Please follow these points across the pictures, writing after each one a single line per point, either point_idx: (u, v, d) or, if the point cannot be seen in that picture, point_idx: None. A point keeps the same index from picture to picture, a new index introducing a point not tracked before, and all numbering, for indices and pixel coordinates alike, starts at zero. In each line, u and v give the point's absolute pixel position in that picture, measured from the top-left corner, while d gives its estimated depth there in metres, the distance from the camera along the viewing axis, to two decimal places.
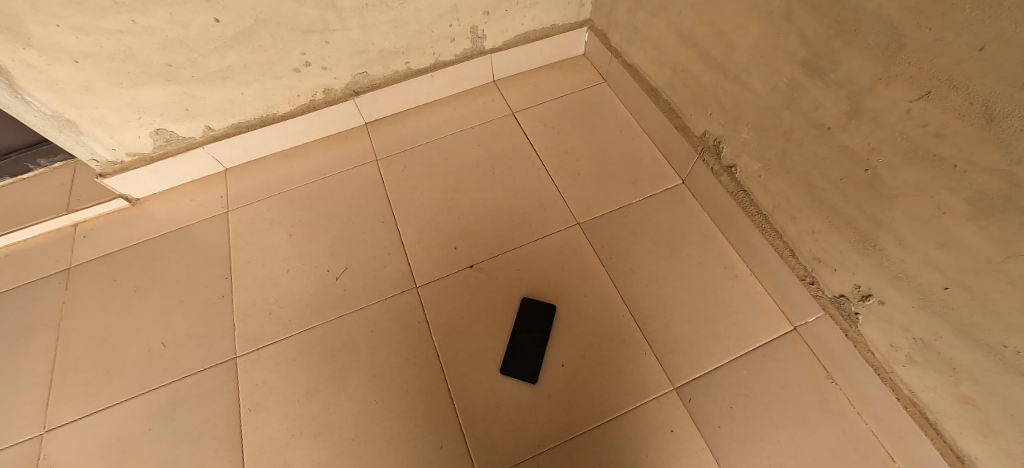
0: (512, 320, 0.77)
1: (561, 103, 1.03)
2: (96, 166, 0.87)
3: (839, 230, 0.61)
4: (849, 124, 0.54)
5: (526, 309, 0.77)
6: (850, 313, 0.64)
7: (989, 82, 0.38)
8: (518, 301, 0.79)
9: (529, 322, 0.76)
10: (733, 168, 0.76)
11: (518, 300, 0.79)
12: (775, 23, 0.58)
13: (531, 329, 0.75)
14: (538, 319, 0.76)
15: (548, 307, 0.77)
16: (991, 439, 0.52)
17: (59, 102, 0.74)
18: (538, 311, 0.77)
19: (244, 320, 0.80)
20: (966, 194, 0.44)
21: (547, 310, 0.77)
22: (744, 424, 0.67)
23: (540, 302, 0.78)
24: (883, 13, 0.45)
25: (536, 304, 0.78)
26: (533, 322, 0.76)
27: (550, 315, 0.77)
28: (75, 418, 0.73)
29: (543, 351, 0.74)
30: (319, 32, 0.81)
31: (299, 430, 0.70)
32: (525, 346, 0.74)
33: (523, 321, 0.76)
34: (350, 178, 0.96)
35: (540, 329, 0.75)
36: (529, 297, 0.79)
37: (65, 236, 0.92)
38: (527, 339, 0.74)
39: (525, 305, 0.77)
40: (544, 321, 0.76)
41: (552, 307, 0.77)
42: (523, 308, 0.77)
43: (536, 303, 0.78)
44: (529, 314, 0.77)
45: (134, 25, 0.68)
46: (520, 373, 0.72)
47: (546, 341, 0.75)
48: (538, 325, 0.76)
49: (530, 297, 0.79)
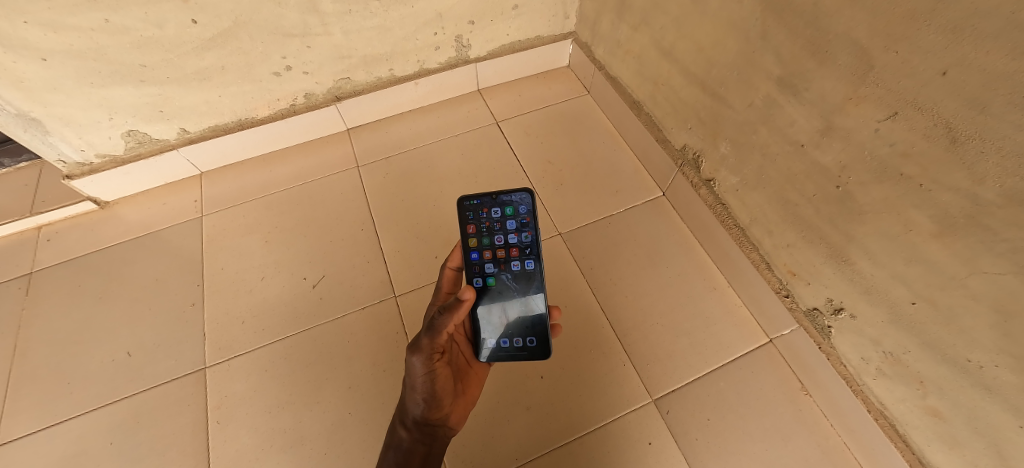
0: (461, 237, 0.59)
1: (545, 113, 1.03)
2: (63, 166, 0.84)
3: (812, 245, 0.62)
4: (821, 141, 0.55)
5: (482, 226, 0.59)
6: (823, 326, 0.65)
7: (953, 105, 0.40)
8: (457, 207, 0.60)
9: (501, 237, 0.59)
10: (712, 182, 0.78)
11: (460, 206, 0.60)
12: (751, 42, 0.60)
13: (507, 258, 0.59)
14: (510, 243, 0.59)
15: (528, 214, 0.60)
16: (956, 450, 0.53)
17: (23, 100, 0.71)
18: (511, 223, 0.59)
19: (215, 328, 0.78)
20: (931, 212, 0.45)
21: (524, 218, 0.59)
22: (721, 435, 0.67)
23: (510, 208, 0.60)
24: (853, 35, 0.47)
25: (500, 210, 0.60)
26: (506, 237, 0.59)
27: (534, 228, 0.59)
28: (31, 432, 0.69)
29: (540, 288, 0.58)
30: (299, 36, 0.80)
31: (270, 444, 0.68)
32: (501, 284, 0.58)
33: (485, 234, 0.59)
34: (329, 185, 0.94)
35: (521, 258, 0.59)
36: (490, 198, 0.60)
37: (28, 239, 0.88)
38: (504, 273, 0.58)
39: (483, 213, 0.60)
40: (529, 239, 0.59)
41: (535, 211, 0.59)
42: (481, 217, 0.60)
43: (515, 207, 0.60)
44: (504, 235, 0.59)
45: (106, 24, 0.66)
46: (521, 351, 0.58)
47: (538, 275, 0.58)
48: (515, 247, 0.59)
49: (488, 199, 0.60)
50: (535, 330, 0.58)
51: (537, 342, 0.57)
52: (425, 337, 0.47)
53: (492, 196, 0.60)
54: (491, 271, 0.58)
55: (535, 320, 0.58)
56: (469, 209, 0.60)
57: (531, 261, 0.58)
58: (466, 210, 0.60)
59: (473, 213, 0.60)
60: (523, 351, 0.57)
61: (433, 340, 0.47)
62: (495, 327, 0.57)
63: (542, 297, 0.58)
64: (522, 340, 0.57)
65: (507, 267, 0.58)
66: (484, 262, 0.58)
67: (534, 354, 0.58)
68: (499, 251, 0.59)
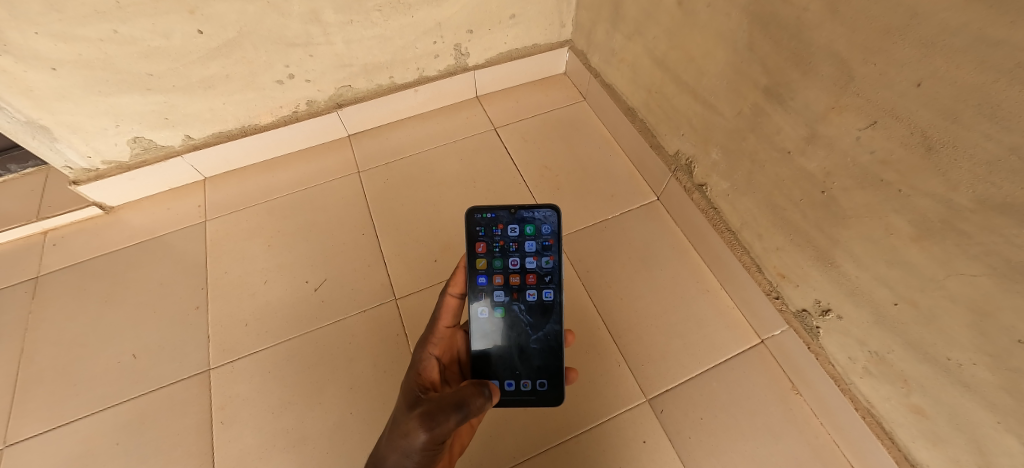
0: (471, 253, 0.58)
1: (542, 120, 1.06)
2: (69, 172, 0.86)
3: (800, 248, 0.64)
4: (807, 148, 0.57)
5: (499, 250, 0.59)
6: (812, 326, 0.67)
7: (928, 115, 0.42)
8: (470, 218, 0.59)
9: (517, 254, 0.59)
10: (704, 186, 0.80)
11: (473, 217, 0.59)
12: (739, 53, 0.62)
13: (524, 288, 0.59)
14: (527, 270, 0.59)
15: (550, 234, 0.60)
16: (939, 446, 0.55)
17: (32, 108, 0.73)
18: (531, 242, 0.59)
19: (219, 331, 0.79)
20: (909, 216, 0.47)
21: (547, 240, 0.59)
22: (714, 434, 0.69)
23: (531, 226, 0.59)
24: (834, 47, 0.49)
25: (518, 227, 0.59)
26: (524, 257, 0.59)
27: (560, 253, 0.59)
28: (37, 433, 0.71)
29: (557, 329, 0.58)
30: (302, 46, 0.82)
31: (272, 443, 0.70)
32: (514, 317, 0.58)
33: (498, 252, 0.59)
34: (330, 190, 0.96)
35: (541, 288, 0.59)
36: (509, 212, 0.59)
37: (34, 243, 0.90)
38: (519, 305, 0.58)
39: (499, 228, 0.60)
40: (552, 265, 0.59)
41: (557, 230, 0.59)
42: (496, 232, 0.60)
43: (537, 225, 0.59)
44: (518, 258, 0.59)
45: (115, 35, 0.68)
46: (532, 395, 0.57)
47: (559, 314, 0.58)
48: (534, 273, 0.59)
49: (506, 214, 0.59)
50: (548, 373, 0.58)
51: (549, 385, 0.58)
52: (451, 418, 0.43)
53: (511, 210, 0.59)
54: (501, 295, 0.58)
55: (546, 355, 0.58)
56: (483, 222, 0.59)
57: (550, 291, 0.58)
58: (480, 223, 0.59)
59: (487, 226, 0.60)
60: (531, 394, 0.57)
61: (460, 422, 0.44)
62: (507, 368, 0.57)
63: (558, 330, 0.58)
64: (531, 382, 0.57)
65: (520, 292, 0.59)
66: (494, 285, 0.58)
67: (543, 401, 0.58)
68: (513, 273, 0.59)
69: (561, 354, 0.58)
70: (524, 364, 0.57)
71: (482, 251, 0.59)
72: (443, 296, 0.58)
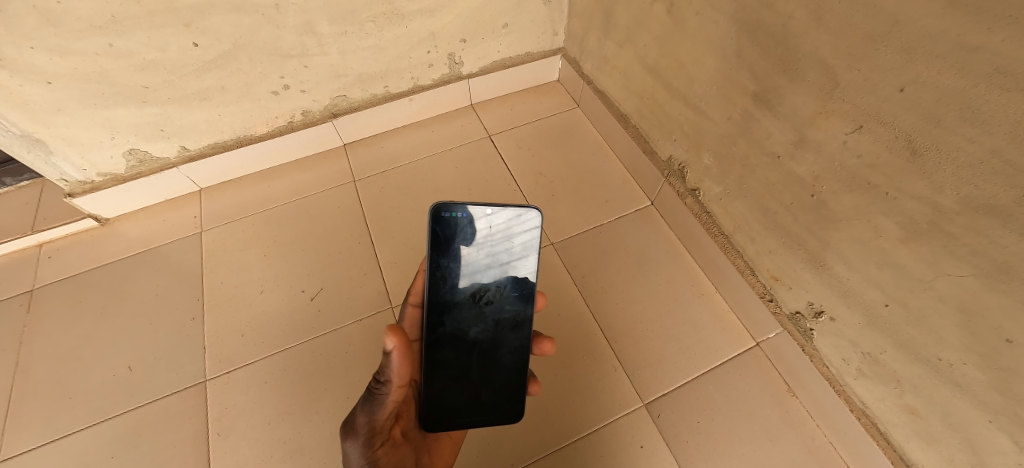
0: (438, 257, 0.56)
1: (537, 127, 1.06)
2: (64, 185, 0.86)
3: (792, 251, 0.65)
4: (796, 153, 0.58)
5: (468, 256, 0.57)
6: (806, 328, 0.67)
7: (911, 119, 0.43)
8: (437, 216, 0.55)
9: (487, 262, 0.57)
10: (697, 191, 0.80)
11: (441, 215, 0.56)
12: (727, 59, 0.63)
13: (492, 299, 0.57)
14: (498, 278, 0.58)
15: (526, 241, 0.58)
16: (934, 446, 0.55)
17: (28, 121, 0.73)
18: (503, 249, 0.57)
19: (216, 341, 0.79)
20: (898, 219, 0.48)
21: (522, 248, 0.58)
22: (711, 438, 0.69)
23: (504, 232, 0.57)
24: (819, 54, 0.50)
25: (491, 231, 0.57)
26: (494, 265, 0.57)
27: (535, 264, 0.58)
28: (31, 447, 0.70)
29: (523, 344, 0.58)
30: (297, 57, 0.83)
31: (269, 454, 0.69)
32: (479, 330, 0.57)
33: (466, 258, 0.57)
34: (326, 200, 0.96)
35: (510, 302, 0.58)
36: (481, 214, 0.57)
37: (29, 256, 0.89)
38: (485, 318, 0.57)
39: (469, 231, 0.57)
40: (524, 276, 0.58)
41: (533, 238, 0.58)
42: (466, 235, 0.57)
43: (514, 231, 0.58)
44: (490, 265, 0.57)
45: (111, 48, 0.69)
46: (493, 411, 0.58)
47: (526, 330, 0.58)
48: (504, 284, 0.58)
49: (478, 216, 0.57)
50: (509, 388, 0.58)
51: (508, 398, 0.58)
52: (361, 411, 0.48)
53: (485, 211, 0.57)
54: (467, 306, 0.57)
55: (511, 370, 0.58)
56: (453, 222, 0.56)
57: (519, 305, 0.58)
58: (449, 223, 0.56)
59: (456, 227, 0.56)
60: (492, 410, 0.57)
61: (371, 414, 0.48)
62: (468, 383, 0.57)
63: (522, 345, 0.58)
64: (491, 397, 0.58)
65: (488, 303, 0.57)
66: (460, 295, 0.57)
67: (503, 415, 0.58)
68: (481, 282, 0.57)
69: (523, 369, 0.58)
70: (486, 378, 0.57)
71: (450, 256, 0.56)
72: (405, 306, 0.61)
